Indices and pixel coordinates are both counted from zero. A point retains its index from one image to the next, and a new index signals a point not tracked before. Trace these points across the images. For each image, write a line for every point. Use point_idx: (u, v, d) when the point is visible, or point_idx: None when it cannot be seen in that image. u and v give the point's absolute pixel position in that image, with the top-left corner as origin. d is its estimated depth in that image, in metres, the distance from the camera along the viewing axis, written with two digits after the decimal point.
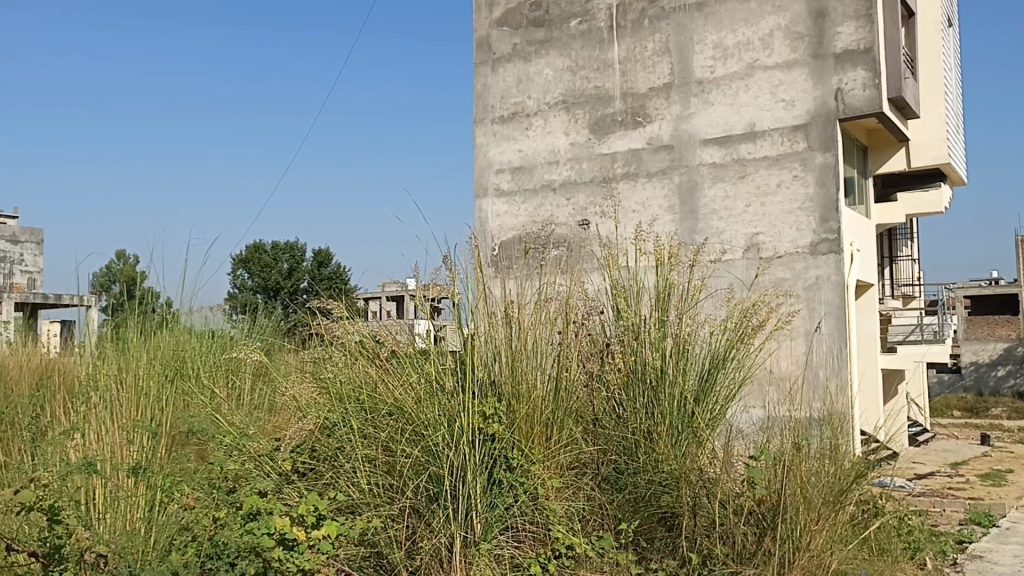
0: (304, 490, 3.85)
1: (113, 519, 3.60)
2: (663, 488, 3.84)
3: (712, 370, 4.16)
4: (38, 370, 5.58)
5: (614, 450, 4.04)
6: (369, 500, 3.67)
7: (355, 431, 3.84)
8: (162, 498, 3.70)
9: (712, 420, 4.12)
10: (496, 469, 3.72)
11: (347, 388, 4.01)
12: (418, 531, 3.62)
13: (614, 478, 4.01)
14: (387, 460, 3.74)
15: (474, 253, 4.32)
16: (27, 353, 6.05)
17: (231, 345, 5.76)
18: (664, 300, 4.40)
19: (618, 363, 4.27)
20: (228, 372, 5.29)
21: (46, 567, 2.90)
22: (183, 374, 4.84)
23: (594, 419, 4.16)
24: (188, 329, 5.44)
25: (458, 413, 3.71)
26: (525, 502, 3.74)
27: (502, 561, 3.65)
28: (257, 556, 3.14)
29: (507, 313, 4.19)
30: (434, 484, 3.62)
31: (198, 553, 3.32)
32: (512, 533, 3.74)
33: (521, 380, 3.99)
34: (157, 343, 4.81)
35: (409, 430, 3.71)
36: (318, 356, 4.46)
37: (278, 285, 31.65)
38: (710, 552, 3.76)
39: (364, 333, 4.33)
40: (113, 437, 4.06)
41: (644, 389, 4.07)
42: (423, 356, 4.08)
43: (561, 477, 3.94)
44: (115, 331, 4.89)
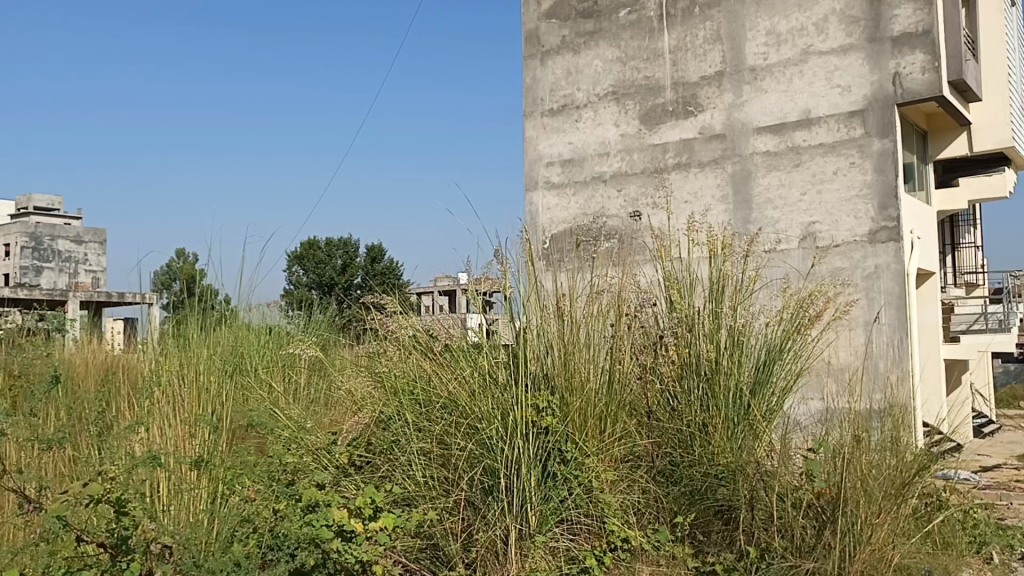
0: (361, 482, 3.91)
1: (176, 511, 3.62)
2: (719, 481, 3.83)
3: (769, 362, 4.13)
4: (104, 367, 5.75)
5: (669, 442, 4.02)
6: (425, 493, 3.71)
7: (411, 423, 3.90)
8: (223, 490, 3.76)
9: (769, 412, 4.08)
10: (551, 462, 3.72)
11: (401, 382, 4.09)
12: (474, 524, 3.64)
13: (669, 471, 3.99)
14: (442, 453, 3.78)
15: (525, 246, 4.31)
16: (92, 349, 6.24)
17: (288, 342, 5.90)
18: (717, 291, 4.35)
19: (671, 356, 4.24)
20: (284, 366, 5.44)
21: (114, 557, 3.00)
22: (242, 369, 5.00)
23: (648, 412, 4.13)
24: (247, 326, 5.57)
25: (512, 406, 3.70)
26: (579, 495, 3.75)
27: (558, 553, 3.66)
28: (316, 548, 3.19)
29: (560, 306, 4.16)
30: (489, 477, 3.64)
31: (260, 544, 3.41)
32: (567, 526, 3.75)
33: (575, 373, 3.95)
34: (216, 338, 4.96)
35: (463, 424, 3.74)
36: (372, 350, 4.54)
37: (333, 282, 32.21)
38: (769, 545, 3.70)
39: (418, 328, 4.37)
40: (178, 429, 4.14)
41: (699, 381, 4.04)
42: (477, 349, 4.09)
43: (616, 470, 3.93)
44: (176, 328, 5.02)
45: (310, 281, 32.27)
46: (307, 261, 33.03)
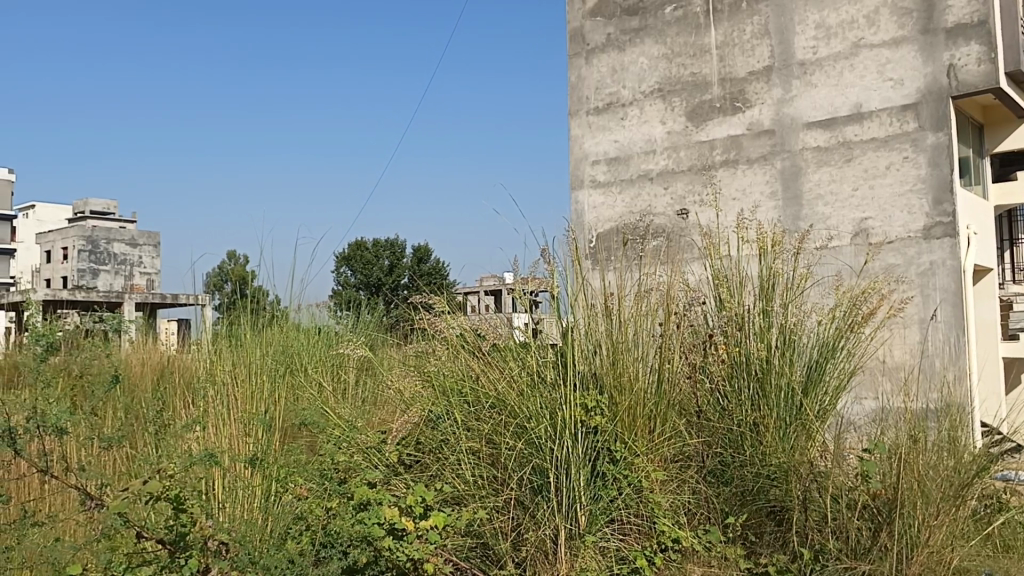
0: (410, 481, 3.94)
1: (232, 508, 3.76)
2: (771, 482, 3.76)
3: (821, 360, 4.06)
4: (159, 367, 5.88)
5: (719, 442, 3.97)
6: (474, 492, 3.71)
7: (460, 423, 3.91)
8: (276, 489, 3.88)
9: (821, 412, 4.01)
10: (601, 462, 3.71)
11: (450, 381, 4.10)
12: (523, 523, 3.64)
13: (719, 471, 3.93)
14: (491, 452, 3.78)
15: (572, 244, 4.29)
16: (148, 351, 6.38)
17: (337, 341, 5.95)
18: (767, 289, 4.30)
19: (721, 354, 4.18)
20: (334, 366, 5.50)
21: (173, 554, 3.06)
22: (293, 369, 5.07)
23: (698, 411, 4.07)
24: (297, 326, 5.65)
25: (560, 405, 3.69)
26: (628, 495, 3.71)
27: (607, 553, 3.65)
28: (369, 545, 3.26)
29: (608, 306, 4.14)
30: (538, 476, 3.65)
31: (313, 541, 3.47)
32: (617, 526, 3.72)
33: (623, 371, 3.92)
34: (268, 338, 5.05)
35: (512, 423, 3.74)
36: (421, 349, 4.57)
37: (380, 282, 32.50)
38: (823, 546, 3.65)
39: (465, 327, 4.37)
40: (231, 429, 4.22)
41: (749, 380, 4.00)
42: (524, 348, 4.08)
43: (666, 470, 3.88)
44: (229, 328, 5.12)
45: (357, 282, 32.59)
46: (354, 263, 33.40)
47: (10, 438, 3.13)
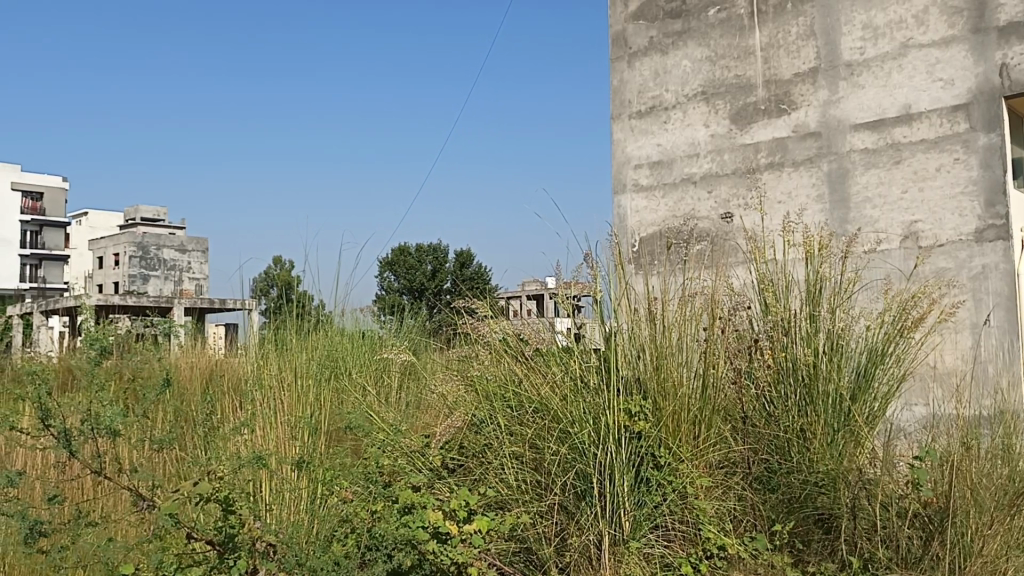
0: (454, 485, 3.97)
1: (280, 511, 3.87)
2: (818, 489, 3.68)
3: (869, 366, 4.02)
4: (207, 371, 6.00)
5: (765, 449, 3.90)
6: (518, 496, 3.72)
7: (503, 427, 3.92)
8: (322, 491, 3.90)
9: (871, 418, 3.96)
10: (644, 468, 3.66)
11: (492, 386, 4.10)
12: (568, 528, 3.65)
13: (766, 478, 3.86)
14: (535, 456, 3.78)
15: (614, 248, 4.27)
16: (197, 354, 6.51)
17: (380, 345, 6.00)
18: (814, 294, 4.22)
19: (767, 360, 4.12)
20: (379, 370, 5.55)
21: (222, 555, 3.07)
22: (338, 373, 5.13)
23: (743, 417, 4.01)
24: (341, 330, 5.73)
25: (604, 410, 3.67)
26: (673, 501, 3.66)
27: (652, 560, 3.60)
28: (414, 549, 3.27)
29: (651, 310, 4.10)
30: (582, 481, 3.64)
31: (358, 544, 3.47)
32: (662, 532, 3.67)
33: (667, 377, 3.89)
34: (314, 342, 5.14)
35: (556, 428, 3.74)
36: (464, 353, 4.59)
37: (423, 287, 32.70)
38: (872, 555, 3.62)
39: (508, 332, 4.39)
40: (279, 431, 4.33)
41: (796, 386, 3.93)
42: (567, 353, 4.08)
43: (711, 476, 3.81)
44: (274, 333, 5.24)
45: (401, 286, 32.84)
46: (399, 267, 33.68)
47: (66, 439, 3.19)
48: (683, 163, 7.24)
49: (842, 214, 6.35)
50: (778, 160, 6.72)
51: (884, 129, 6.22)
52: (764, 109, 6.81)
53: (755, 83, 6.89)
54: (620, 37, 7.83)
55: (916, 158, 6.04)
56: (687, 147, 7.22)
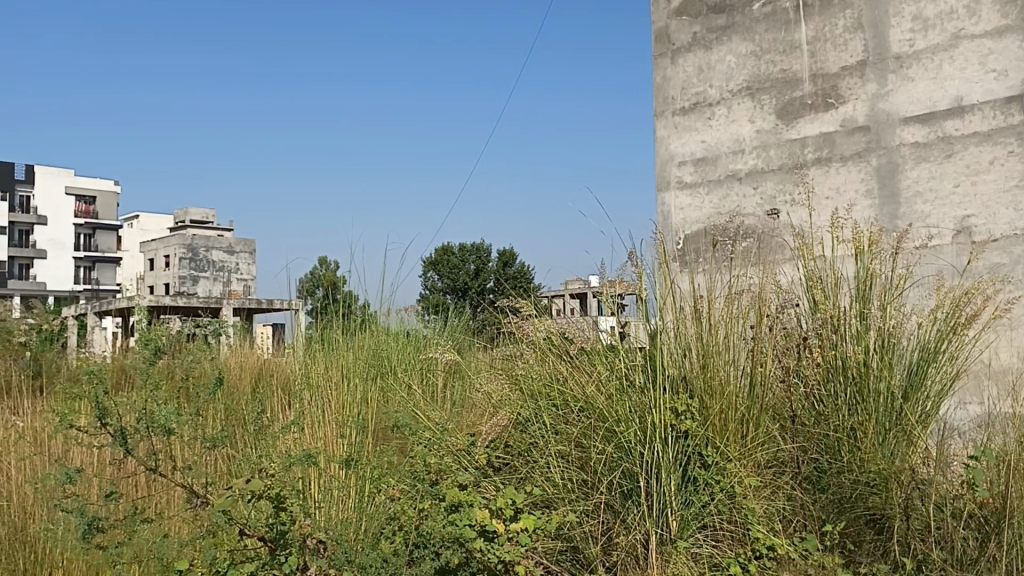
0: (500, 483, 3.99)
1: (329, 509, 3.91)
2: (870, 489, 3.63)
3: (922, 364, 3.98)
4: (256, 371, 6.11)
5: (815, 448, 3.83)
6: (564, 495, 3.72)
7: (549, 426, 3.93)
8: (370, 489, 3.94)
9: (923, 418, 3.91)
10: (691, 467, 3.64)
11: (538, 385, 4.11)
12: (613, 528, 3.63)
13: (816, 478, 3.79)
14: (580, 455, 3.78)
15: (659, 247, 4.25)
16: (246, 354, 6.64)
17: (425, 345, 6.05)
18: (864, 291, 4.18)
19: (816, 358, 4.04)
20: (423, 369, 5.60)
21: (274, 551, 3.12)
22: (384, 372, 5.21)
23: (792, 416, 3.93)
24: (386, 329, 5.79)
25: (650, 409, 3.64)
26: (721, 501, 3.61)
27: (700, 560, 3.54)
28: (460, 547, 3.24)
29: (697, 308, 4.07)
30: (628, 481, 3.63)
31: (406, 542, 3.48)
32: (710, 532, 3.62)
33: (713, 375, 3.84)
34: (360, 341, 5.23)
35: (601, 427, 3.73)
36: (510, 352, 4.63)
37: (466, 286, 32.89)
38: (926, 556, 3.49)
39: (552, 331, 4.39)
40: (328, 429, 4.37)
41: (847, 384, 3.87)
42: (611, 351, 4.08)
43: (759, 476, 3.74)
44: (321, 333, 5.35)
45: (444, 285, 32.98)
46: (442, 267, 33.85)
47: (122, 437, 3.26)
48: (728, 159, 6.86)
49: (892, 209, 5.93)
50: (825, 155, 6.32)
51: (935, 122, 5.82)
52: (811, 104, 6.43)
53: (801, 78, 6.51)
54: (662, 33, 7.49)
55: (968, 152, 5.63)
56: (732, 144, 6.86)
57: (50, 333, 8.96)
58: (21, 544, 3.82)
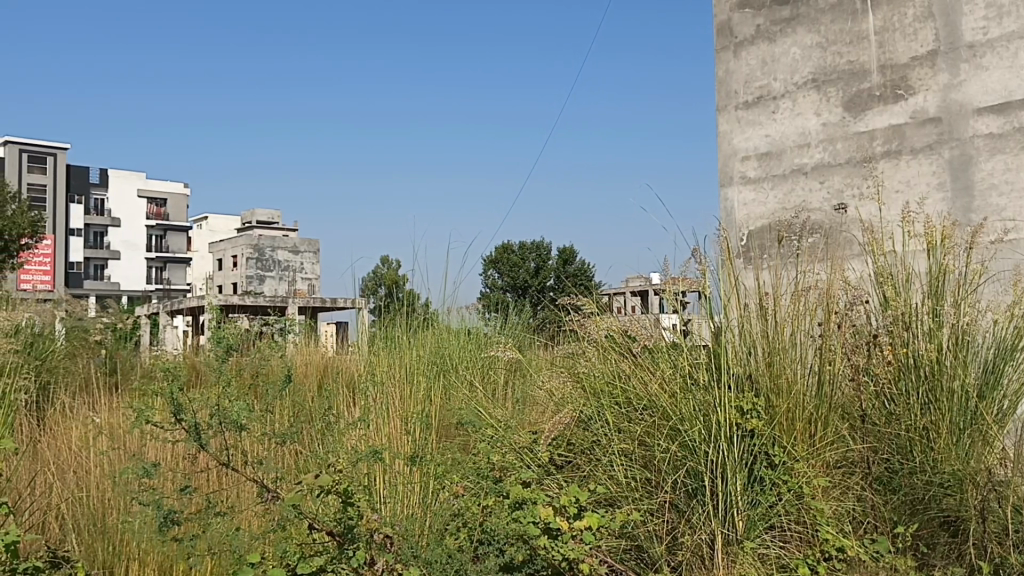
0: (563, 481, 4.00)
1: (395, 505, 3.96)
2: (944, 490, 3.51)
3: (997, 362, 3.87)
4: (321, 368, 6.23)
5: (887, 448, 3.73)
6: (628, 493, 3.71)
7: (612, 425, 3.91)
8: (434, 485, 4.02)
9: (1000, 417, 3.80)
10: (758, 467, 3.57)
11: (601, 382, 4.09)
12: (678, 527, 3.60)
13: (887, 479, 3.70)
14: (644, 453, 3.76)
15: (723, 243, 4.20)
16: (311, 352, 6.76)
17: (486, 342, 6.09)
18: (937, 287, 4.08)
19: (887, 356, 3.94)
20: (485, 366, 5.66)
21: (342, 545, 3.15)
22: (446, 369, 5.28)
23: (862, 415, 3.85)
24: (447, 327, 5.84)
25: (715, 406, 3.59)
26: (789, 501, 3.55)
27: (768, 561, 3.48)
28: (524, 544, 3.23)
29: (763, 306, 4.01)
30: (693, 480, 3.59)
31: (470, 538, 3.50)
32: (778, 532, 3.57)
33: (781, 373, 3.78)
34: (423, 338, 5.31)
35: (666, 425, 3.69)
36: (572, 350, 4.62)
37: (526, 284, 32.99)
38: (1004, 559, 3.38)
39: (614, 328, 4.36)
40: (393, 426, 4.43)
41: (919, 383, 3.75)
42: (675, 348, 4.01)
43: (828, 476, 3.70)
44: (384, 330, 5.44)
45: (504, 283, 33.14)
46: (502, 265, 33.99)
47: (196, 432, 3.34)
48: (794, 154, 6.74)
49: (966, 203, 5.75)
50: (894, 148, 6.15)
51: (1011, 112, 5.62)
52: (879, 96, 6.26)
53: (869, 69, 6.34)
54: (725, 26, 7.39)
55: None
56: (797, 137, 6.73)
57: (124, 331, 9.27)
58: (100, 535, 3.94)
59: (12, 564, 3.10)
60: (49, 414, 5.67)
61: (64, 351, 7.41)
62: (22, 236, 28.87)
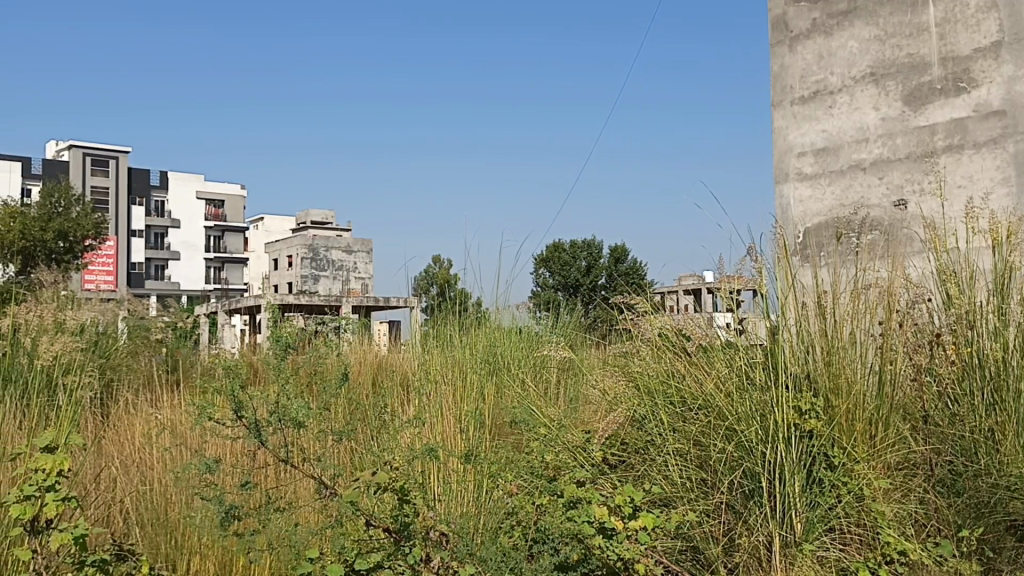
0: (617, 481, 3.98)
1: (449, 502, 3.99)
2: (1010, 494, 3.39)
3: None
4: (375, 367, 6.29)
5: (950, 450, 3.64)
6: (683, 494, 3.68)
7: (665, 424, 3.88)
8: (487, 482, 4.06)
9: None
10: (816, 468, 3.51)
11: (655, 382, 4.05)
12: (736, 528, 3.56)
13: (951, 480, 3.60)
14: (700, 454, 3.72)
15: (778, 242, 4.13)
16: (364, 351, 6.84)
17: (538, 341, 6.10)
18: (1002, 285, 3.97)
19: (951, 357, 3.85)
20: (537, 365, 5.66)
21: (399, 543, 3.18)
22: (498, 367, 5.30)
23: (924, 416, 3.78)
24: (499, 326, 5.87)
25: (772, 407, 3.52)
26: (849, 503, 3.48)
27: (827, 563, 3.40)
28: (579, 542, 3.25)
29: (821, 304, 3.94)
30: (750, 481, 3.55)
31: (526, 537, 3.50)
32: (837, 535, 3.49)
33: (840, 373, 3.70)
34: (475, 338, 5.34)
35: (722, 425, 3.66)
36: (626, 350, 4.59)
37: (577, 283, 32.91)
38: None
39: (668, 327, 4.32)
40: (446, 423, 4.45)
41: (983, 383, 3.65)
42: (731, 348, 3.96)
43: (890, 478, 3.62)
44: (435, 330, 5.48)
45: (555, 283, 33.13)
46: (553, 264, 33.97)
47: (257, 429, 3.41)
48: (851, 149, 6.61)
49: None
50: (956, 142, 5.99)
51: None
52: (941, 89, 6.10)
53: (929, 62, 6.18)
54: (780, 21, 7.27)
55: None
56: (855, 132, 6.60)
57: (183, 331, 9.47)
58: (163, 529, 4.04)
59: (82, 557, 3.17)
60: (113, 411, 5.81)
61: (126, 349, 7.59)
62: (86, 237, 29.66)
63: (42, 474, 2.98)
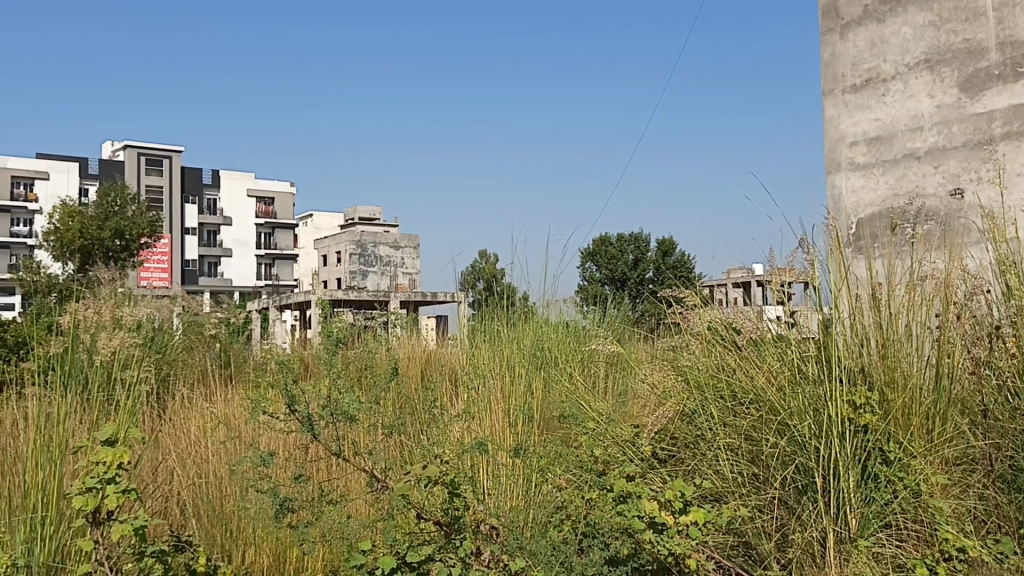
0: (667, 475, 3.95)
1: (498, 495, 4.02)
2: None
3: None
4: (423, 362, 6.36)
5: (1011, 445, 3.55)
6: (734, 489, 3.65)
7: (716, 419, 3.85)
8: (537, 478, 4.04)
9: None
10: (872, 463, 3.46)
11: (705, 376, 4.04)
12: (789, 524, 3.50)
13: (1012, 476, 3.52)
14: (751, 449, 3.69)
15: (831, 233, 4.06)
16: (412, 346, 6.91)
17: (585, 335, 6.09)
18: None
19: (1012, 350, 3.77)
20: (585, 359, 5.64)
21: (450, 535, 3.23)
22: (546, 362, 5.31)
23: (984, 411, 3.67)
24: (546, 321, 5.87)
25: (826, 401, 3.46)
26: (905, 499, 3.44)
27: (883, 560, 3.34)
28: (630, 537, 3.19)
29: (875, 297, 3.85)
30: (803, 476, 3.49)
31: (575, 532, 3.48)
32: (893, 531, 3.43)
33: (896, 366, 3.62)
34: (522, 333, 5.37)
35: (773, 421, 3.61)
36: (676, 344, 4.56)
37: (624, 278, 32.73)
38: None
39: (717, 321, 4.28)
40: (494, 418, 4.45)
41: None
42: (783, 342, 3.91)
43: (948, 473, 3.55)
44: (483, 325, 5.53)
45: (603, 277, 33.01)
46: (600, 258, 33.86)
47: (310, 422, 3.47)
48: (905, 138, 6.46)
49: None
50: (1016, 129, 5.82)
51: None
52: (998, 75, 5.94)
53: (987, 47, 6.02)
54: (831, 8, 7.14)
55: None
56: (909, 121, 6.45)
57: (237, 326, 9.66)
58: (218, 520, 4.12)
59: (141, 548, 3.26)
60: (171, 405, 5.96)
61: (182, 345, 7.77)
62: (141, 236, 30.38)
63: (103, 467, 3.06)
